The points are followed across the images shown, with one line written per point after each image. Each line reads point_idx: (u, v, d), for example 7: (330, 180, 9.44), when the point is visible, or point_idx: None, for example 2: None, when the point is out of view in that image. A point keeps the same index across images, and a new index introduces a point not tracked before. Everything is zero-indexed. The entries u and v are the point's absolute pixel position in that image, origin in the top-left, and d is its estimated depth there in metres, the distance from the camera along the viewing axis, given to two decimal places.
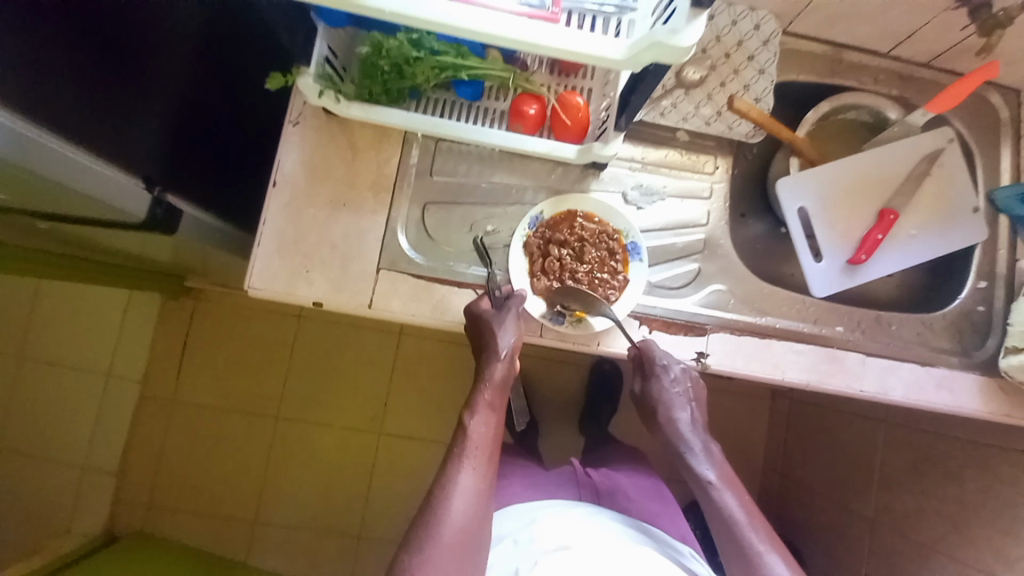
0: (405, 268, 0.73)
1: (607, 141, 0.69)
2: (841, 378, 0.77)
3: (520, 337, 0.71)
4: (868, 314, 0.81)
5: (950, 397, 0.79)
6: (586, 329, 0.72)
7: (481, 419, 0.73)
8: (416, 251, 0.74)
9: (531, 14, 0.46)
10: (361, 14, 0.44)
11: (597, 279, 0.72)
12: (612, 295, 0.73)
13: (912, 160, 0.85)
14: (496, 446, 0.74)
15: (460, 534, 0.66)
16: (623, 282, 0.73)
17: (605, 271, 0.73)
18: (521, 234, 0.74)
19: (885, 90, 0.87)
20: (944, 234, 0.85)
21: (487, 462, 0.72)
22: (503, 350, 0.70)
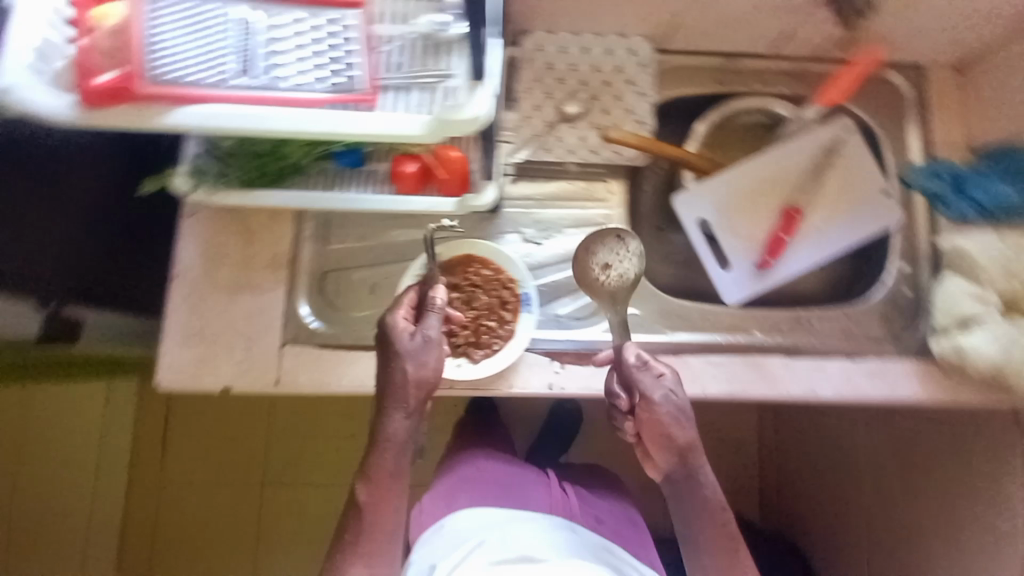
0: (309, 341, 0.74)
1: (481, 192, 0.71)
2: (766, 385, 0.74)
3: (437, 365, 0.65)
4: (786, 315, 0.80)
5: (885, 388, 0.76)
6: (467, 379, 0.71)
7: (396, 427, 0.65)
8: (319, 320, 0.76)
9: (342, 99, 0.49)
10: (170, 131, 0.46)
11: (482, 325, 0.73)
12: (495, 344, 0.72)
13: (809, 154, 0.86)
14: (397, 470, 0.66)
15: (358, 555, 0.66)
16: (511, 331, 0.73)
17: (492, 319, 0.73)
18: (414, 273, 0.75)
19: (775, 89, 0.87)
20: (855, 223, 0.84)
21: (382, 483, 0.65)
22: (409, 400, 0.65)
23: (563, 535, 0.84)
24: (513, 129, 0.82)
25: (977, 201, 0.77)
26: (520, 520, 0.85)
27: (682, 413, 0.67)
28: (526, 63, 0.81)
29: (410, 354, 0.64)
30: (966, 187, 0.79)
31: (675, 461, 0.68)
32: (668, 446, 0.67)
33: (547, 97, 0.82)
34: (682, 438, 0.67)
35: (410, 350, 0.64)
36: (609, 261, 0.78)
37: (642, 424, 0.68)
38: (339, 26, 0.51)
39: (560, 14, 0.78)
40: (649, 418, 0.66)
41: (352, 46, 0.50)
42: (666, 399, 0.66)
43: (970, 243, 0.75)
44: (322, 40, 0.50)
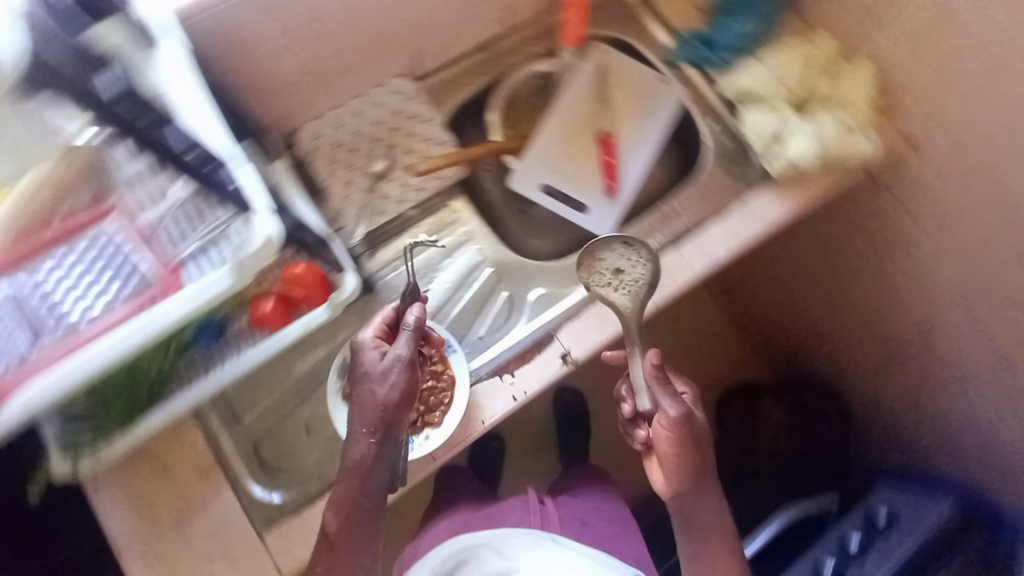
0: (285, 514, 0.69)
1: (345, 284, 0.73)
2: (672, 280, 0.80)
3: (400, 395, 0.62)
4: (653, 216, 0.88)
5: (760, 223, 0.82)
6: (442, 441, 0.71)
7: (360, 453, 0.62)
8: (277, 491, 0.72)
9: (144, 301, 0.51)
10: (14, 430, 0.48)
11: (423, 389, 0.73)
12: (445, 398, 0.73)
13: (588, 84, 0.95)
14: (362, 494, 0.61)
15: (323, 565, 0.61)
16: (451, 377, 0.74)
17: (428, 379, 0.74)
18: (336, 388, 0.74)
19: (530, 52, 0.94)
20: (655, 116, 0.93)
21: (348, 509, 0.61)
22: (377, 424, 0.61)
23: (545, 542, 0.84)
24: (343, 215, 0.85)
25: (729, 47, 0.87)
26: (500, 538, 0.85)
27: (692, 433, 0.66)
28: (315, 154, 0.84)
29: (374, 378, 0.62)
30: (715, 42, 0.88)
31: (688, 480, 0.67)
32: (683, 467, 0.67)
33: (354, 171, 0.86)
34: (697, 458, 0.67)
35: (374, 374, 0.62)
36: (618, 265, 0.80)
37: (658, 437, 0.68)
38: (108, 245, 0.53)
39: (322, 99, 0.83)
40: (666, 434, 0.67)
41: (129, 253, 0.53)
42: (680, 417, 0.66)
43: (744, 77, 0.86)
44: (98, 266, 0.52)
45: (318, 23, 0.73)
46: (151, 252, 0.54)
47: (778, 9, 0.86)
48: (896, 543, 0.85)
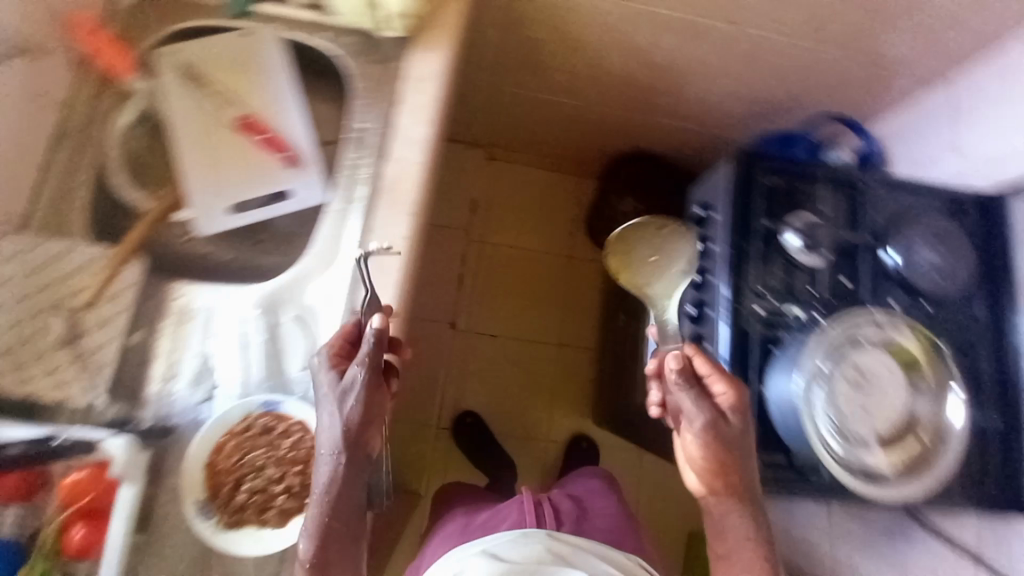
0: None
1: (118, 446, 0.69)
2: (405, 184, 0.81)
3: (353, 413, 0.66)
4: (345, 147, 0.83)
5: (428, 84, 0.84)
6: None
7: (328, 472, 0.66)
8: None
9: None
10: None
11: (283, 454, 0.71)
12: (307, 443, 0.71)
13: (185, 88, 0.84)
14: (335, 518, 0.65)
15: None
16: (298, 424, 0.71)
17: (277, 445, 0.71)
18: (213, 528, 0.68)
19: (114, 111, 0.82)
20: (267, 69, 0.85)
21: (324, 528, 0.65)
22: (336, 447, 0.65)
23: (533, 544, 0.98)
24: (78, 400, 0.72)
25: None
26: (487, 546, 0.98)
27: (738, 429, 0.77)
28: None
29: (338, 396, 0.66)
30: None
31: (715, 477, 0.77)
32: (714, 465, 0.77)
33: (46, 354, 0.73)
34: (723, 456, 0.76)
35: (338, 393, 0.66)
36: (655, 253, 1.16)
37: (688, 438, 0.79)
38: None
39: None
40: (696, 442, 0.77)
41: None
42: (708, 424, 0.76)
43: None
44: None
45: None
46: None
47: None
48: (719, 216, 0.97)
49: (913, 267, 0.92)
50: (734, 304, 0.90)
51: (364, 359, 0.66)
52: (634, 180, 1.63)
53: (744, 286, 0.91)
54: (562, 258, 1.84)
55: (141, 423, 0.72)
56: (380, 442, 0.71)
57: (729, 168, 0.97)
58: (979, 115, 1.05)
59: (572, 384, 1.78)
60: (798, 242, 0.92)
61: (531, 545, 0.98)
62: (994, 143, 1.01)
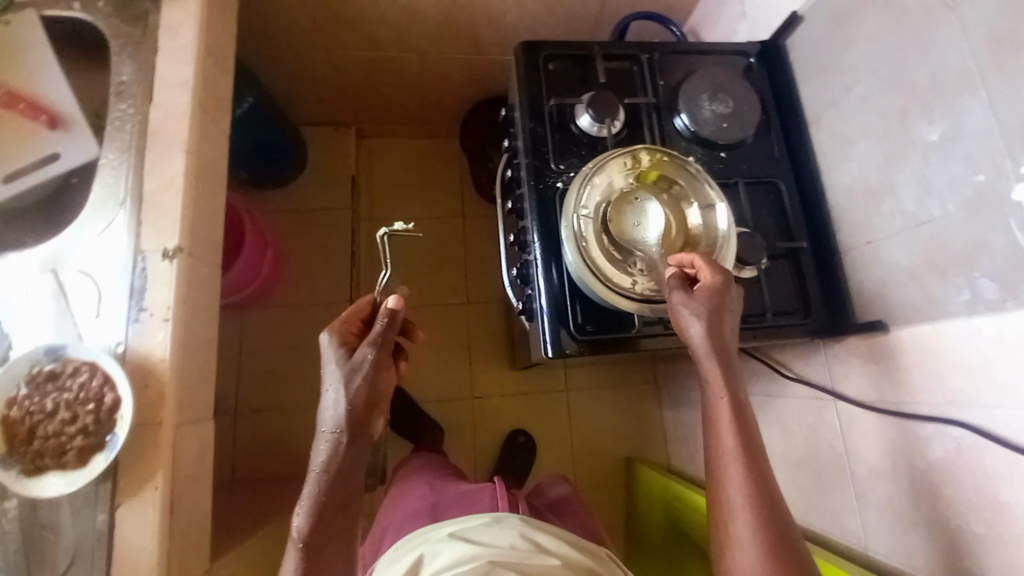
0: None
1: None
2: (174, 124, 0.82)
3: (359, 392, 0.77)
4: (113, 104, 0.83)
5: (185, 28, 0.86)
6: (132, 406, 0.70)
7: (328, 450, 0.76)
8: None
9: None
10: None
11: (75, 395, 0.70)
12: (98, 382, 0.71)
13: None
14: (337, 490, 0.75)
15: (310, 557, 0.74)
16: (87, 365, 0.71)
17: (68, 388, 0.71)
18: (13, 479, 0.68)
19: None
20: (22, 44, 0.87)
21: (321, 502, 0.75)
22: (338, 427, 0.76)
23: (504, 528, 1.02)
24: None
25: None
26: (455, 528, 1.03)
27: (725, 301, 0.72)
28: None
29: (346, 371, 0.78)
30: None
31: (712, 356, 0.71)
32: (712, 344, 0.70)
33: None
34: (716, 331, 0.70)
35: (346, 369, 0.78)
36: None
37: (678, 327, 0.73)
38: None
39: None
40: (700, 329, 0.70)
41: None
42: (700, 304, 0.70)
43: None
44: None
45: None
46: None
47: None
48: (516, 112, 0.98)
49: (702, 121, 0.95)
50: (538, 187, 0.92)
51: (372, 338, 0.79)
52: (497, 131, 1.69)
53: (543, 168, 0.93)
54: (457, 219, 1.85)
55: None
56: (379, 426, 0.81)
57: (516, 63, 0.98)
58: None
59: (486, 337, 1.79)
60: (588, 119, 0.93)
61: (505, 533, 1.01)
62: None
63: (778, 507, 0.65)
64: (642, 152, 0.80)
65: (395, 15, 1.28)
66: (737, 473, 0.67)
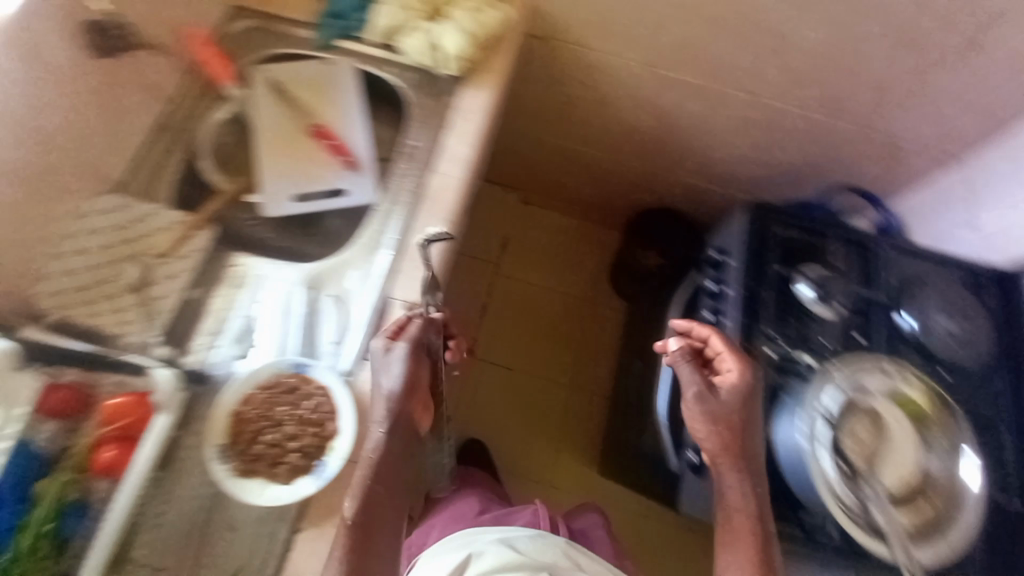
0: None
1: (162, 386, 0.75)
2: (446, 194, 0.92)
3: (396, 384, 0.77)
4: (399, 162, 0.95)
5: (472, 112, 0.99)
6: (348, 440, 0.76)
7: (376, 439, 0.74)
8: None
9: None
10: None
11: (304, 413, 0.77)
12: (327, 409, 0.77)
13: (272, 98, 0.98)
14: (392, 470, 0.75)
15: (351, 546, 0.69)
16: (321, 389, 0.78)
17: (300, 405, 0.77)
18: (224, 474, 0.73)
19: (206, 108, 0.96)
20: (344, 91, 0.99)
21: (369, 492, 0.71)
22: (383, 415, 0.75)
23: (549, 544, 0.99)
24: (131, 348, 0.80)
25: (351, 11, 0.99)
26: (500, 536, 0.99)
27: (750, 391, 0.85)
28: (64, 317, 0.78)
29: (380, 364, 0.77)
30: (342, 14, 0.99)
31: (726, 445, 0.83)
32: (732, 433, 0.83)
33: (116, 298, 0.82)
34: (735, 418, 0.84)
35: (378, 363, 0.77)
36: None
37: (691, 411, 0.86)
38: None
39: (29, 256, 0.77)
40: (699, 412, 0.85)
41: None
42: (699, 396, 0.86)
43: (385, 21, 0.97)
44: None
45: None
46: None
47: None
48: (733, 261, 1.00)
49: (929, 332, 0.93)
50: (746, 345, 0.92)
51: (428, 329, 0.80)
52: (652, 235, 1.69)
53: (755, 329, 0.94)
54: (582, 301, 1.89)
55: (184, 365, 0.80)
56: (421, 424, 0.81)
57: (747, 219, 1.02)
58: (991, 192, 1.08)
59: (581, 430, 1.77)
60: (811, 294, 0.94)
61: (548, 548, 0.98)
62: (1007, 217, 1.05)
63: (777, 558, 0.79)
64: (914, 378, 0.87)
65: (614, 125, 1.38)
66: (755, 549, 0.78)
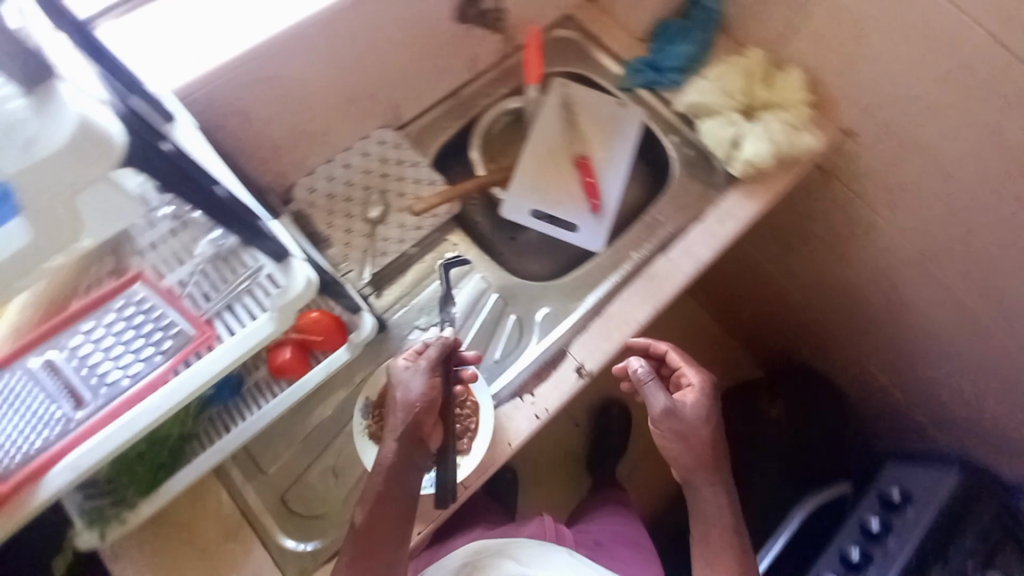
0: (316, 563, 0.69)
1: (360, 325, 0.73)
2: (669, 283, 0.87)
3: (407, 397, 0.69)
4: (637, 228, 0.94)
5: (732, 218, 0.93)
6: (472, 466, 0.75)
7: (392, 450, 0.67)
8: (306, 541, 0.71)
9: (190, 345, 0.50)
10: (56, 499, 0.44)
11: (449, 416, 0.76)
12: (471, 425, 0.77)
13: (557, 115, 1.01)
14: (410, 471, 0.68)
15: (358, 540, 0.65)
16: (474, 404, 0.78)
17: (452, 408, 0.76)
18: (361, 429, 0.73)
19: (502, 93, 1.00)
20: (623, 138, 1.00)
21: (379, 504, 0.66)
22: (398, 425, 0.68)
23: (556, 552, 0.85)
24: (342, 262, 0.85)
25: (674, 66, 1.00)
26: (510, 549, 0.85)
27: (703, 398, 0.78)
28: (313, 207, 0.85)
29: (395, 380, 0.71)
30: (660, 66, 1.01)
31: (694, 456, 0.77)
32: (699, 446, 0.77)
33: (351, 219, 0.87)
34: (703, 433, 0.77)
35: (395, 378, 0.71)
36: None
37: (664, 435, 0.78)
38: (156, 334, 0.50)
39: (314, 153, 0.84)
40: (659, 417, 0.77)
41: (174, 324, 0.51)
42: (665, 412, 0.76)
43: (698, 94, 0.97)
44: (141, 334, 0.50)
45: (303, 87, 0.73)
46: (202, 319, 0.52)
47: (711, 26, 1.00)
48: (912, 516, 0.91)
49: None
50: None
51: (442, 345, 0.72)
52: (789, 386, 1.35)
53: None
54: None
55: (377, 304, 0.87)
56: (441, 438, 0.71)
57: (950, 484, 0.92)
58: None
59: None
60: None
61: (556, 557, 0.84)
62: None
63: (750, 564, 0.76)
64: None
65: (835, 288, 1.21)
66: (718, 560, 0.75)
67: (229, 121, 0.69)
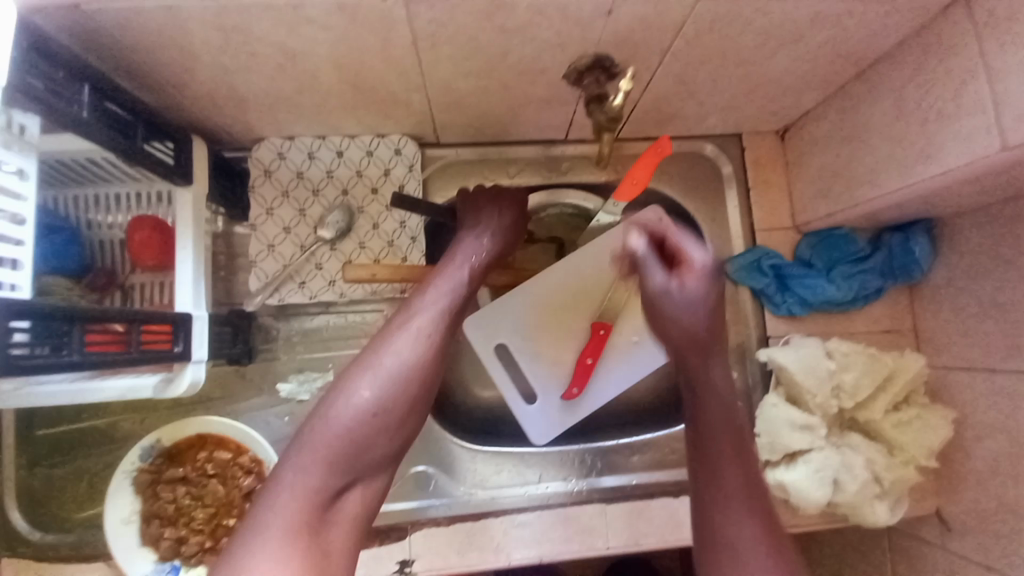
0: (22, 553, 0.63)
1: (173, 379, 0.55)
2: (580, 540, 0.68)
3: (500, 210, 0.61)
4: (600, 450, 0.72)
5: None
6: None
7: (462, 266, 0.54)
8: (31, 525, 0.64)
9: None
10: None
11: (222, 522, 0.62)
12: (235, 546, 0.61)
13: (622, 252, 0.72)
14: (454, 345, 0.49)
15: (405, 385, 0.44)
16: None
17: (234, 515, 0.62)
18: (127, 469, 0.60)
19: (582, 181, 0.74)
20: None
21: (426, 335, 0.47)
22: (485, 234, 0.59)
23: None
24: (253, 259, 0.66)
25: (801, 296, 0.72)
26: None
27: (718, 298, 0.54)
28: (268, 177, 0.66)
29: (485, 198, 0.62)
30: (788, 283, 0.72)
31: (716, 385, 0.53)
32: (698, 330, 0.54)
33: (301, 218, 0.67)
34: (706, 316, 0.54)
35: (489, 194, 0.62)
36: None
37: (668, 329, 0.55)
38: None
39: (300, 122, 0.62)
40: (653, 271, 0.56)
41: None
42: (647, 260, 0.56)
43: (793, 359, 0.68)
44: None
45: (294, 58, 0.50)
46: None
47: (901, 275, 0.71)
48: None
49: None
50: None
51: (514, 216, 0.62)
52: None
53: None
54: None
55: (268, 329, 0.68)
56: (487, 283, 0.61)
57: None
58: None
59: None
60: None
61: None
62: None
63: (778, 516, 0.47)
64: None
65: None
66: (733, 481, 0.47)
67: (153, 49, 0.46)
